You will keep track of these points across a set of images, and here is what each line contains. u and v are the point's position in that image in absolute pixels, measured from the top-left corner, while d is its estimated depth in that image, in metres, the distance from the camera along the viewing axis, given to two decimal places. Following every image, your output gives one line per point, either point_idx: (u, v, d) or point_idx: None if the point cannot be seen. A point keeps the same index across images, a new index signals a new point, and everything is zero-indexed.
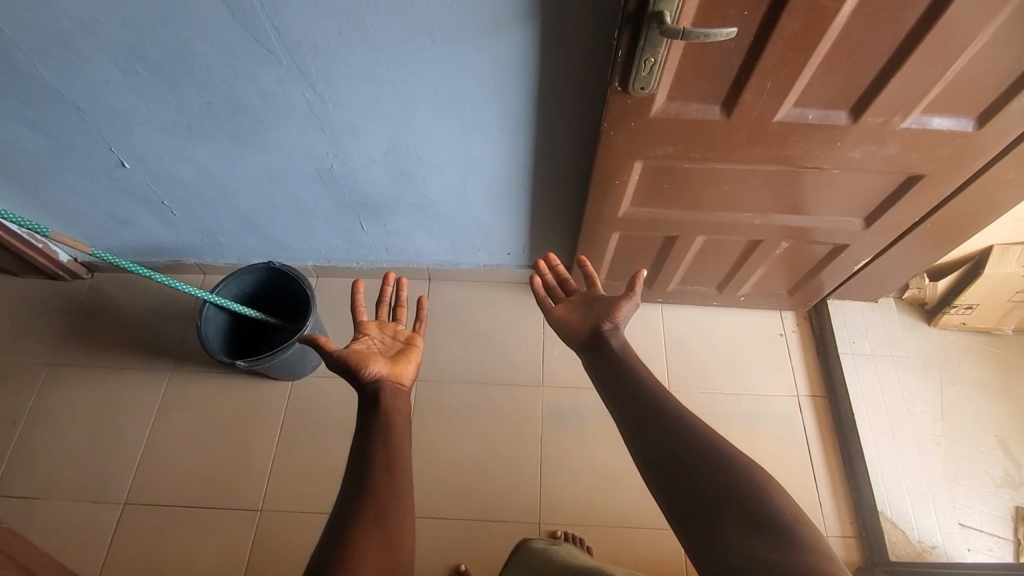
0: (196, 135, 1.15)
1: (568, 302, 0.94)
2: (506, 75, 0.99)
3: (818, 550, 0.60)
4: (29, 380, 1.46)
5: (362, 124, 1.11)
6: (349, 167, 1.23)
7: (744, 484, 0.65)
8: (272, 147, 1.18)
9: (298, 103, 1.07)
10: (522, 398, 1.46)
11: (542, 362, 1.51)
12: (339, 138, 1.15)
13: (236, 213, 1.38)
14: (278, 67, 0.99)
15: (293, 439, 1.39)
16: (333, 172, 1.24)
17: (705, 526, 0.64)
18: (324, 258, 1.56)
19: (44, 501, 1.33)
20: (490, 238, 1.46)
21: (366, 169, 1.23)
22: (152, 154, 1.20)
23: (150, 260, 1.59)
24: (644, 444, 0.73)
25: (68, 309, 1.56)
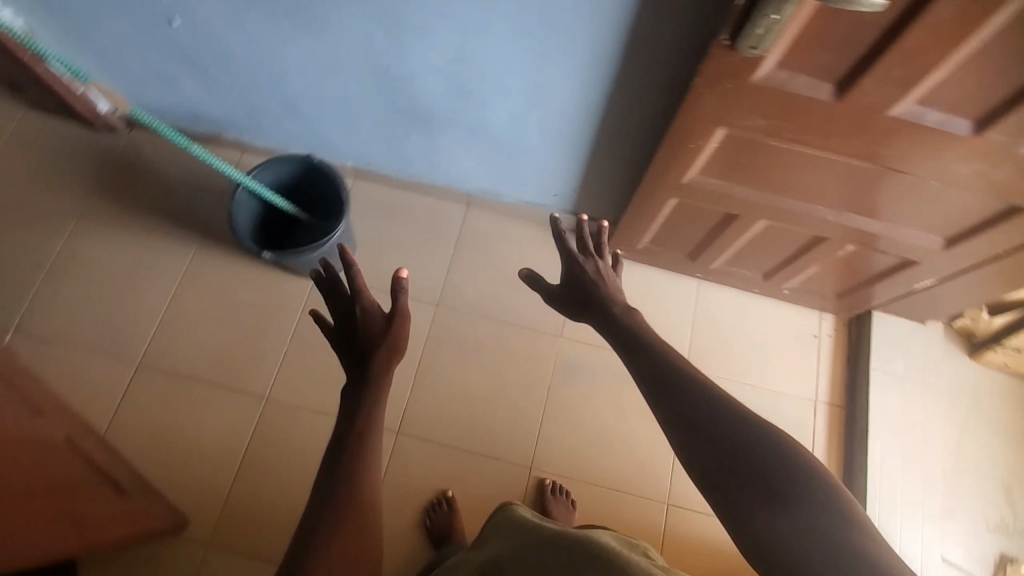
0: (253, 3, 1.06)
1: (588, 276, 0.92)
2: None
3: (846, 529, 0.58)
4: (55, 228, 1.46)
5: (433, 26, 1.01)
6: (408, 72, 1.14)
7: (774, 456, 0.62)
8: (331, 32, 1.09)
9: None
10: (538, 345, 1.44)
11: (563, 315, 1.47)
12: (403, 37, 1.05)
13: (282, 95, 1.30)
14: None
15: (307, 340, 1.40)
16: (394, 72, 1.15)
17: (733, 491, 0.62)
18: (362, 162, 1.49)
19: (62, 346, 1.36)
20: (539, 177, 1.38)
21: (427, 75, 1.14)
22: (204, 15, 1.12)
23: (185, 126, 1.51)
24: (669, 415, 0.69)
25: (102, 161, 1.52)
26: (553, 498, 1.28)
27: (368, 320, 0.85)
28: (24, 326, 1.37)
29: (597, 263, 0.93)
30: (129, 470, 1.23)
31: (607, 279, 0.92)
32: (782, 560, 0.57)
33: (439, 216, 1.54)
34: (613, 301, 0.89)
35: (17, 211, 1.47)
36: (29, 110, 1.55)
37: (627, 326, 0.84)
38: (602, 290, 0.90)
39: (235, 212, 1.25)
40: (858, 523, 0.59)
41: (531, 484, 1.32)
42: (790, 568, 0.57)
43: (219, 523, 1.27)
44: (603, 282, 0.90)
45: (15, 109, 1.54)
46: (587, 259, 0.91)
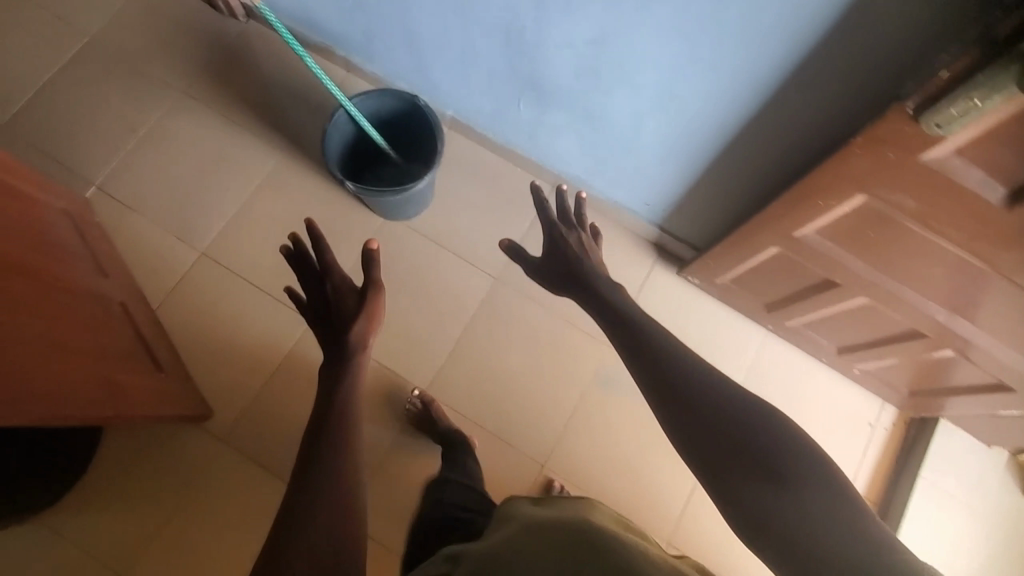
0: None
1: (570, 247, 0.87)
2: (778, 13, 0.79)
3: (840, 501, 0.55)
4: (155, 97, 1.47)
5: (584, 1, 0.93)
6: (540, 39, 1.07)
7: (770, 432, 0.59)
8: None
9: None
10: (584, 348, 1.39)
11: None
12: (549, 4, 0.98)
13: (403, 25, 1.25)
14: None
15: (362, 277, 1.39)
16: (525, 34, 1.08)
17: (723, 470, 0.59)
18: (461, 115, 1.42)
19: (134, 215, 1.39)
20: (637, 181, 1.30)
21: (557, 47, 1.06)
22: None
23: (300, 33, 1.48)
24: (663, 401, 0.64)
25: (214, 44, 1.52)
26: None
27: (342, 293, 0.85)
28: (105, 184, 1.40)
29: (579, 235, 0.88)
30: (170, 352, 1.28)
31: (588, 250, 0.87)
32: (783, 539, 0.54)
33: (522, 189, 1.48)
34: (601, 274, 0.84)
35: (124, 71, 1.48)
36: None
37: (615, 302, 0.79)
38: (591, 266, 0.85)
39: (329, 132, 1.23)
40: (857, 496, 0.55)
41: (538, 480, 1.32)
42: (792, 545, 0.54)
43: (238, 424, 1.31)
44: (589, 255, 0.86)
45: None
46: (570, 228, 0.86)
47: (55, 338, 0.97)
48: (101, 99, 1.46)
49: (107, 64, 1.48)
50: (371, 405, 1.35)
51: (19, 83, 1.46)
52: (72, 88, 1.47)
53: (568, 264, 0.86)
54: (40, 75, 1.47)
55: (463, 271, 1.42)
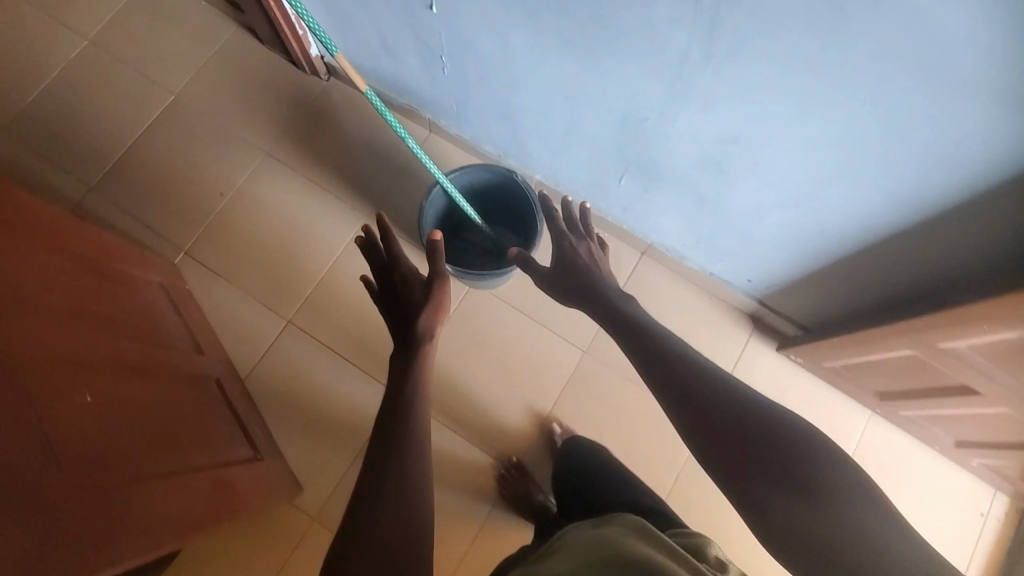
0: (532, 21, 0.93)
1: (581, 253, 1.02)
2: (962, 144, 0.72)
3: (844, 488, 0.62)
4: (241, 159, 1.47)
5: (726, 107, 0.86)
6: (662, 132, 0.99)
7: (756, 408, 0.71)
8: (599, 72, 0.95)
9: (671, 52, 0.81)
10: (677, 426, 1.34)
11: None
12: (681, 107, 0.91)
13: (502, 100, 1.20)
14: (687, 13, 0.73)
15: (448, 349, 1.36)
16: (644, 126, 1.00)
17: (735, 467, 0.68)
18: (553, 180, 1.37)
19: (223, 283, 1.40)
20: (740, 260, 1.24)
21: (677, 141, 0.99)
22: (465, 12, 1.00)
23: (386, 93, 1.45)
24: (676, 407, 0.75)
25: (297, 104, 1.51)
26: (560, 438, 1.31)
27: (410, 284, 1.04)
28: (192, 250, 1.41)
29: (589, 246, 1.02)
30: (262, 430, 1.26)
31: (597, 263, 1.01)
32: (795, 531, 0.62)
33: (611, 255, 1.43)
34: (614, 289, 0.97)
35: (209, 133, 1.48)
36: (243, 31, 1.54)
37: (628, 317, 0.91)
38: (598, 273, 0.98)
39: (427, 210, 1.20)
40: (866, 484, 0.63)
41: None
42: (806, 532, 0.61)
43: (327, 503, 1.29)
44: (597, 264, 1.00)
45: (231, 26, 1.54)
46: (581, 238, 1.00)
47: (166, 434, 0.96)
48: (187, 162, 1.46)
49: (192, 125, 1.49)
50: (458, 483, 1.32)
51: (106, 145, 1.47)
52: (158, 150, 1.47)
53: (579, 274, 0.99)
54: (127, 136, 1.48)
55: (551, 344, 1.38)
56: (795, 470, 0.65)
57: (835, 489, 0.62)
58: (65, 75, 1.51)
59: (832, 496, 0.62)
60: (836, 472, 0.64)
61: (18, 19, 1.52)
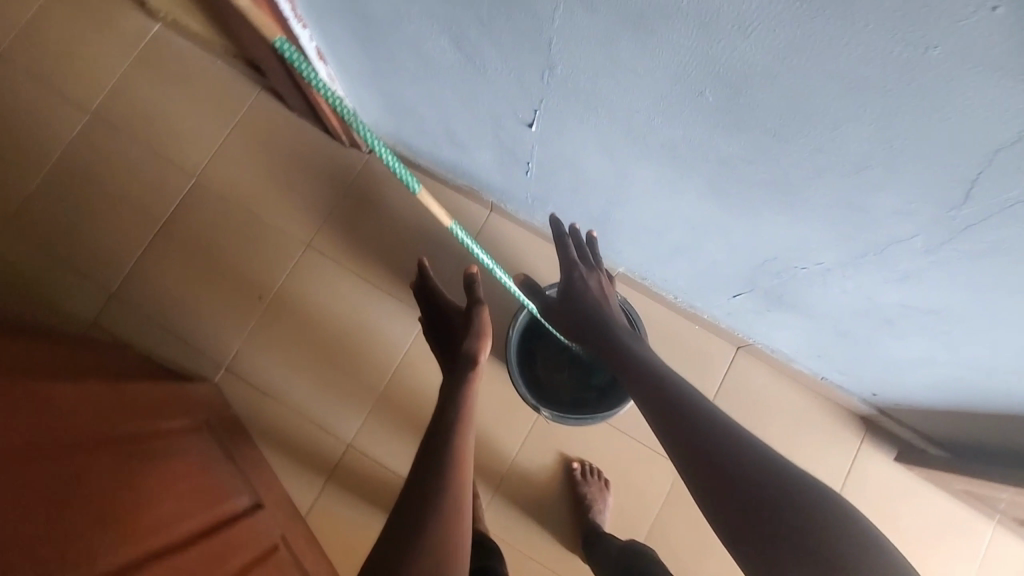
0: (670, 166, 0.74)
1: (592, 286, 0.94)
2: None
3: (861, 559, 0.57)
4: (280, 255, 1.31)
5: (930, 288, 0.68)
6: (818, 281, 0.80)
7: (720, 430, 0.69)
8: (750, 223, 0.77)
9: (877, 234, 0.64)
10: None
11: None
12: (860, 272, 0.73)
13: (600, 210, 1.01)
14: (922, 211, 0.56)
15: (527, 470, 1.23)
16: (794, 272, 0.82)
17: (744, 523, 0.63)
18: (637, 273, 1.19)
19: (270, 401, 1.26)
20: (867, 381, 1.07)
21: (837, 291, 0.80)
22: (572, 140, 0.82)
23: (443, 170, 1.26)
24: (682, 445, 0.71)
25: (338, 185, 1.34)
26: (584, 480, 1.20)
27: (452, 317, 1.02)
28: (233, 365, 1.27)
29: (597, 280, 0.95)
30: None
31: (605, 299, 0.94)
32: None
33: (704, 355, 1.25)
34: (622, 331, 0.90)
35: (243, 225, 1.32)
36: (273, 99, 1.37)
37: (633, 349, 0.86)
38: (606, 312, 0.92)
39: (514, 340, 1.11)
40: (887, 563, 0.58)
41: None
42: None
43: None
44: (605, 301, 0.93)
45: (258, 94, 1.37)
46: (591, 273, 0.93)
47: None
48: (220, 262, 1.31)
49: (221, 214, 1.33)
50: None
51: (128, 242, 1.31)
52: (186, 247, 1.32)
53: (585, 312, 0.92)
54: (148, 230, 1.32)
55: (641, 458, 1.24)
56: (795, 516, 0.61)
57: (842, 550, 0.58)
58: (72, 159, 1.33)
59: (805, 512, 0.60)
60: (803, 488, 0.63)
61: (12, 94, 1.33)
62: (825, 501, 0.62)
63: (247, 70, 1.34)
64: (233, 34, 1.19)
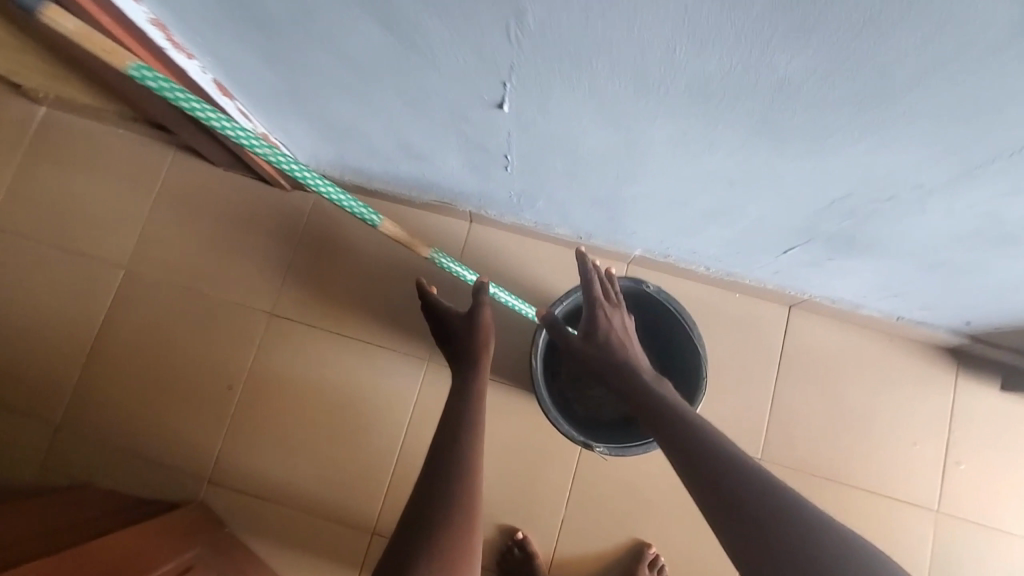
0: (696, 111, 0.56)
1: (615, 326, 0.78)
2: None
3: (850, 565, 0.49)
4: (243, 334, 1.11)
5: None
6: (911, 208, 0.62)
7: (698, 431, 0.63)
8: (813, 158, 0.58)
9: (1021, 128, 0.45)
10: (908, 524, 1.01)
11: (943, 486, 1.02)
12: (981, 179, 0.54)
13: (604, 190, 0.82)
14: None
15: (588, 510, 1.03)
16: (880, 205, 0.63)
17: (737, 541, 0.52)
18: (658, 252, 1.00)
19: (271, 504, 1.07)
20: (959, 310, 0.90)
21: (943, 216, 0.62)
22: (558, 110, 0.63)
23: (407, 190, 1.07)
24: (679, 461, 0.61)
25: (290, 235, 1.14)
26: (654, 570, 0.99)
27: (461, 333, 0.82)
28: (218, 473, 1.07)
29: (621, 320, 0.79)
30: None
31: (628, 345, 0.77)
32: None
33: (755, 324, 1.07)
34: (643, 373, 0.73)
35: (192, 308, 1.12)
36: (195, 159, 1.17)
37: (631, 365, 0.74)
38: (629, 358, 0.75)
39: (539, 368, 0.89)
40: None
41: None
42: None
43: None
44: (628, 348, 0.76)
45: (175, 157, 1.17)
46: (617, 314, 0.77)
47: None
48: (175, 359, 1.11)
49: (163, 303, 1.13)
50: None
51: (63, 361, 1.11)
52: (132, 351, 1.12)
53: (605, 358, 0.76)
54: (83, 342, 1.11)
55: None
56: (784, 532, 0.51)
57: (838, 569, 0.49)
58: None
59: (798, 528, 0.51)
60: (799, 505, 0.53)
61: None
62: (803, 507, 0.53)
63: (157, 132, 1.12)
64: (122, 94, 0.97)
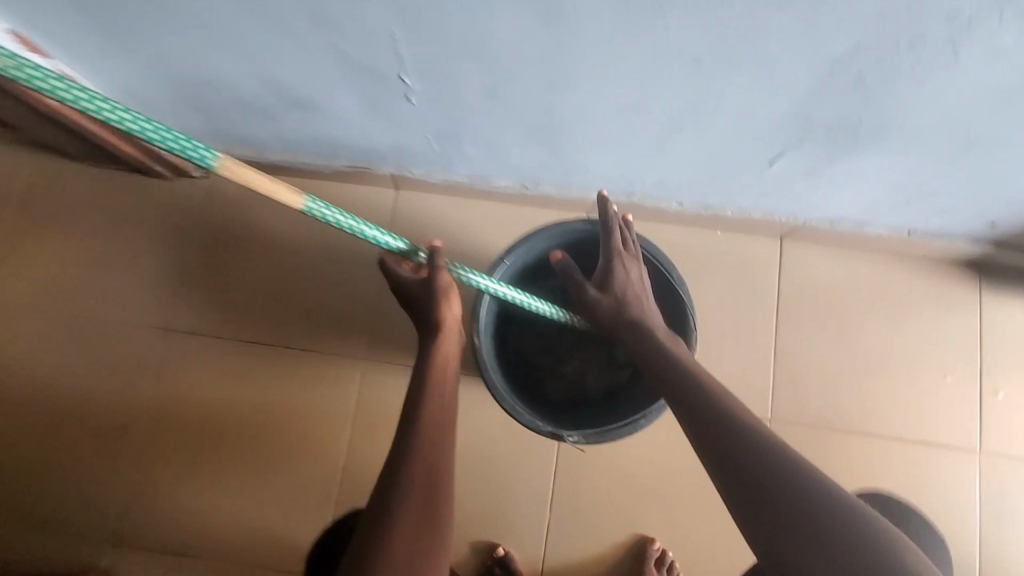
0: None
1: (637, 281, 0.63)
2: None
3: None
4: (139, 359, 0.92)
5: None
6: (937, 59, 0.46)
7: (752, 434, 0.44)
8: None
9: None
10: (950, 470, 0.87)
11: (982, 421, 0.88)
12: None
13: (537, 113, 0.64)
14: None
15: (577, 509, 0.87)
16: (895, 61, 0.47)
17: None
18: (619, 192, 0.83)
19: (195, 558, 0.88)
20: (982, 210, 0.74)
21: (980, 65, 0.46)
22: None
23: (309, 160, 0.87)
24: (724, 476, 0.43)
25: (182, 234, 0.95)
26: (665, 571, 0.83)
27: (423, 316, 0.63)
28: (127, 530, 0.89)
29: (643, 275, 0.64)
30: None
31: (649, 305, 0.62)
32: None
33: (743, 265, 0.91)
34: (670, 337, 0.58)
35: (72, 337, 0.93)
36: (55, 157, 0.96)
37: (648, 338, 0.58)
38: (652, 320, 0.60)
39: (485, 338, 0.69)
40: None
41: None
42: None
43: None
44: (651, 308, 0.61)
45: (30, 159, 0.96)
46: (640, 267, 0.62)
47: None
48: (58, 400, 0.91)
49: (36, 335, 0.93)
50: None
51: None
52: (1, 398, 0.91)
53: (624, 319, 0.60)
54: None
55: None
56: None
57: None
58: None
59: None
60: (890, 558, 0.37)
61: None
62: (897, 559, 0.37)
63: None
64: None
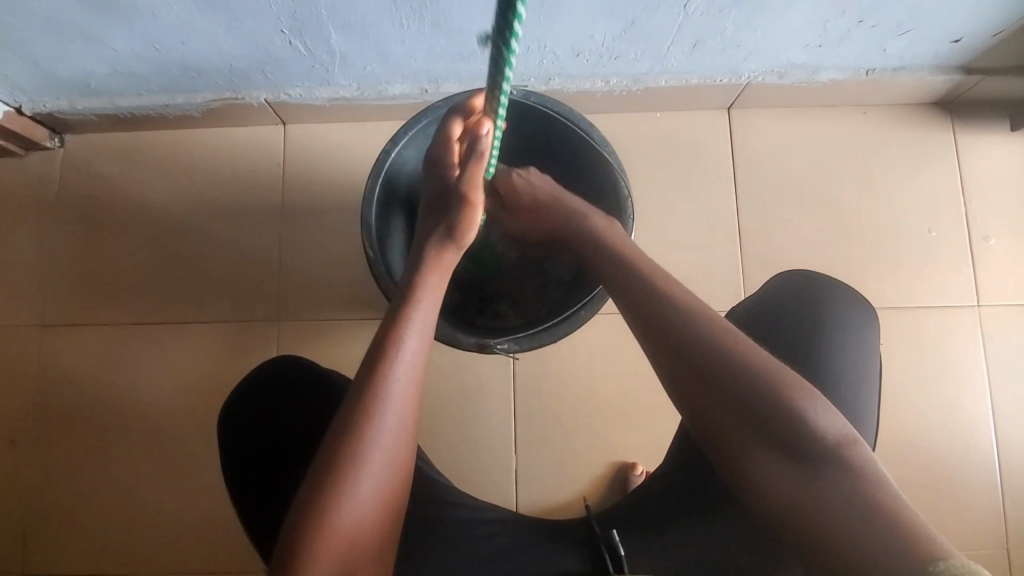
0: None
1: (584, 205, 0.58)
2: None
3: (846, 464, 0.38)
4: (16, 365, 0.78)
5: None
6: None
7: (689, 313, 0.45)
8: None
9: None
10: (948, 333, 0.78)
11: (974, 272, 0.79)
12: None
13: None
14: None
15: (544, 443, 0.77)
16: None
17: (741, 447, 0.41)
18: (533, 76, 0.71)
19: None
20: (946, 22, 0.64)
21: None
22: None
23: (173, 99, 0.74)
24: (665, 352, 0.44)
25: (42, 213, 0.81)
26: None
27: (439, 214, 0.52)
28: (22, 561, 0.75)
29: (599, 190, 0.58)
30: None
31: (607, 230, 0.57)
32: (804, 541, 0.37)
33: (689, 144, 0.81)
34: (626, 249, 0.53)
35: None
36: None
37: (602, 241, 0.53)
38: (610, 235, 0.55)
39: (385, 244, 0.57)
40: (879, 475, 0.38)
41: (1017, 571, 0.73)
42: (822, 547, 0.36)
43: None
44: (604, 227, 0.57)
45: None
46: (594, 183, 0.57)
47: None
48: None
49: None
50: None
51: None
52: None
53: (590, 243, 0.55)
54: None
55: None
56: (784, 438, 0.39)
57: (840, 464, 0.38)
58: None
59: (801, 432, 0.39)
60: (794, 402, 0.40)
61: None
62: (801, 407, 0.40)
63: None
64: None
